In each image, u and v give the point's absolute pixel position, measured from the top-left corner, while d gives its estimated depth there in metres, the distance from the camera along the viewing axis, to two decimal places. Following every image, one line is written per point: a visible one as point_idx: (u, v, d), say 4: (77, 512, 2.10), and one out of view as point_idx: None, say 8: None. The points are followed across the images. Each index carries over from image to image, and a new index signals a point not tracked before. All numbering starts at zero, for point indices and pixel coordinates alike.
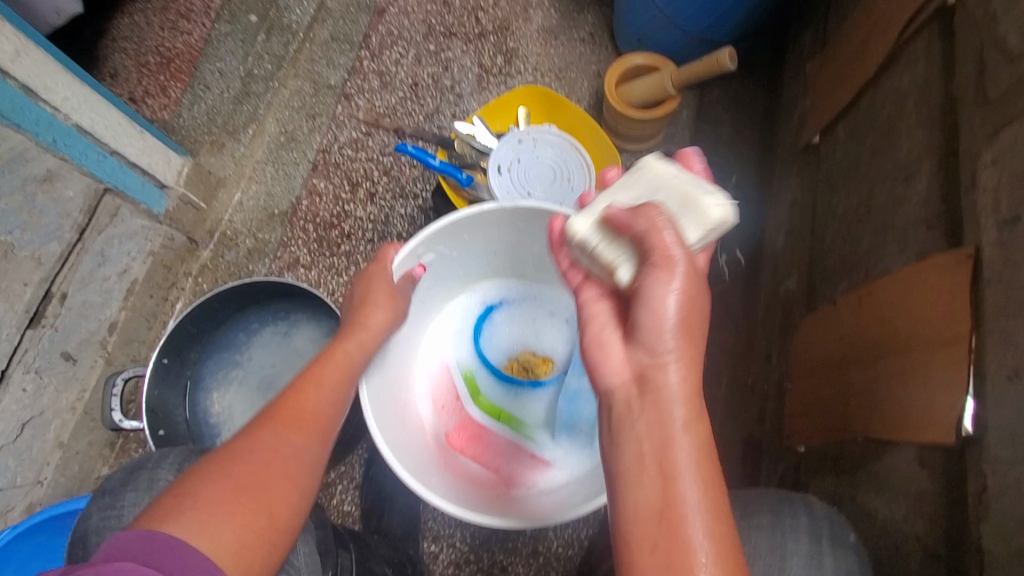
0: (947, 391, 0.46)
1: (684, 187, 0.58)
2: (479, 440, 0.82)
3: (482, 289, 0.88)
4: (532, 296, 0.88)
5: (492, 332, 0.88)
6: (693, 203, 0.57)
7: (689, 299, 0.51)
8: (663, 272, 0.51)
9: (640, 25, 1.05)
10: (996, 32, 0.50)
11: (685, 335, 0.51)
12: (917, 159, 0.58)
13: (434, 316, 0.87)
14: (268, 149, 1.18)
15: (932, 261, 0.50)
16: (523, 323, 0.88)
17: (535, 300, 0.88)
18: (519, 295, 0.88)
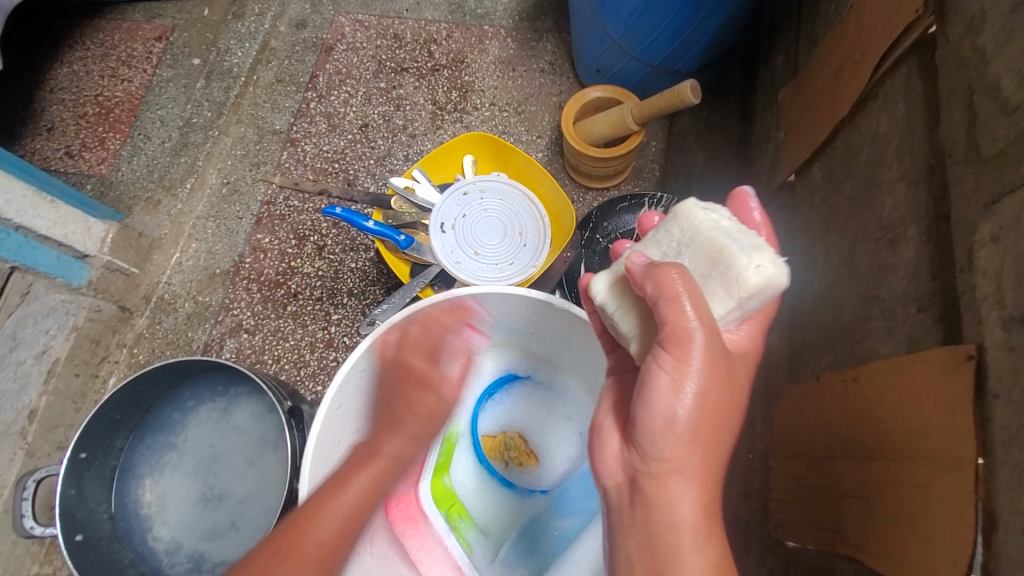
0: (954, 527, 0.37)
1: (723, 239, 0.47)
2: (415, 526, 0.68)
3: (501, 357, 0.77)
4: (558, 391, 0.75)
5: (498, 405, 0.76)
6: (726, 267, 0.46)
7: (707, 396, 0.43)
8: (669, 358, 0.43)
9: (598, 56, 0.97)
10: (987, 75, 0.42)
11: (700, 436, 0.43)
12: (902, 220, 0.49)
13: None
14: (209, 203, 1.10)
15: (925, 356, 0.42)
16: (534, 409, 0.75)
17: (561, 396, 0.75)
18: (546, 383, 0.76)
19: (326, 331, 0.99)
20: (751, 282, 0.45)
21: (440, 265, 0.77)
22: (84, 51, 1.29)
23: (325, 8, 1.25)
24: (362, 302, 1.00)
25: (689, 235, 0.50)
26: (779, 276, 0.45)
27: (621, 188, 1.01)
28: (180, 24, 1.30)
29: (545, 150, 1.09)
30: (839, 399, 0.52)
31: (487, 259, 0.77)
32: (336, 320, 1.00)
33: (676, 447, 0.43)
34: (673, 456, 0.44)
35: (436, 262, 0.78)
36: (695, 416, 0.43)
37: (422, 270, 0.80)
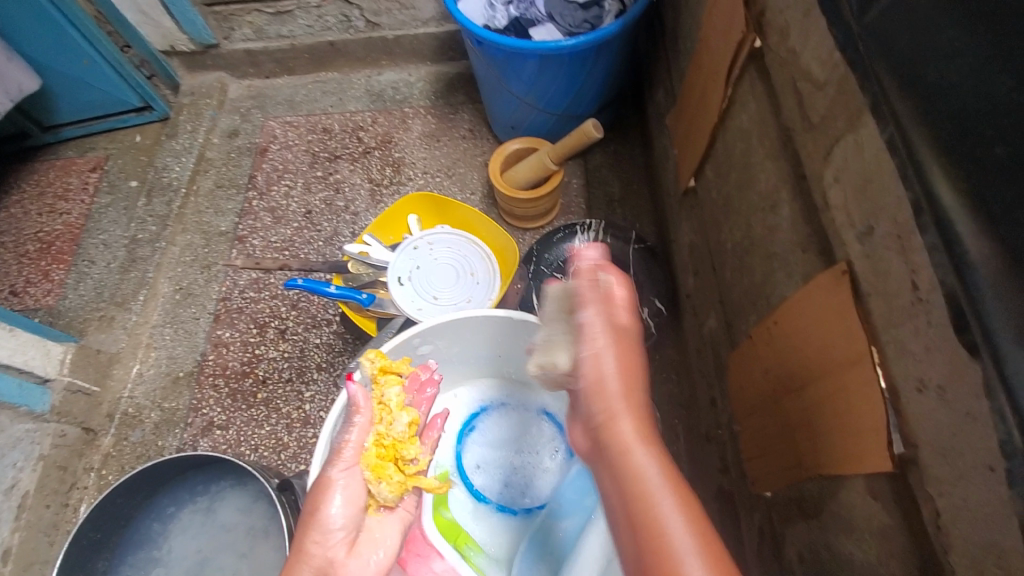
0: (872, 409, 0.44)
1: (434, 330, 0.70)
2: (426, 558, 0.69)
3: (476, 387, 0.81)
4: (530, 412, 0.79)
5: (485, 433, 0.78)
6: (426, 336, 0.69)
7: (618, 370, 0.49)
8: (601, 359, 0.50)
9: (510, 114, 1.09)
10: (801, 64, 0.54)
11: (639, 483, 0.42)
12: (776, 187, 0.60)
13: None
14: (164, 310, 1.12)
15: (816, 283, 0.51)
16: (517, 428, 0.78)
17: (534, 412, 0.79)
18: (520, 401, 0.80)
19: (301, 410, 1.00)
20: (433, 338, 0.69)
21: (404, 315, 0.83)
22: (16, 192, 1.32)
23: (254, 117, 1.35)
24: (333, 375, 1.02)
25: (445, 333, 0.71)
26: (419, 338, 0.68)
27: (554, 224, 1.12)
28: (114, 152, 1.36)
29: (480, 204, 1.19)
30: (774, 340, 0.60)
31: (447, 301, 0.84)
32: (309, 397, 1.01)
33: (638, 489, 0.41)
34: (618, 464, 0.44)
35: (400, 312, 0.83)
36: (643, 422, 0.46)
37: (387, 321, 0.85)
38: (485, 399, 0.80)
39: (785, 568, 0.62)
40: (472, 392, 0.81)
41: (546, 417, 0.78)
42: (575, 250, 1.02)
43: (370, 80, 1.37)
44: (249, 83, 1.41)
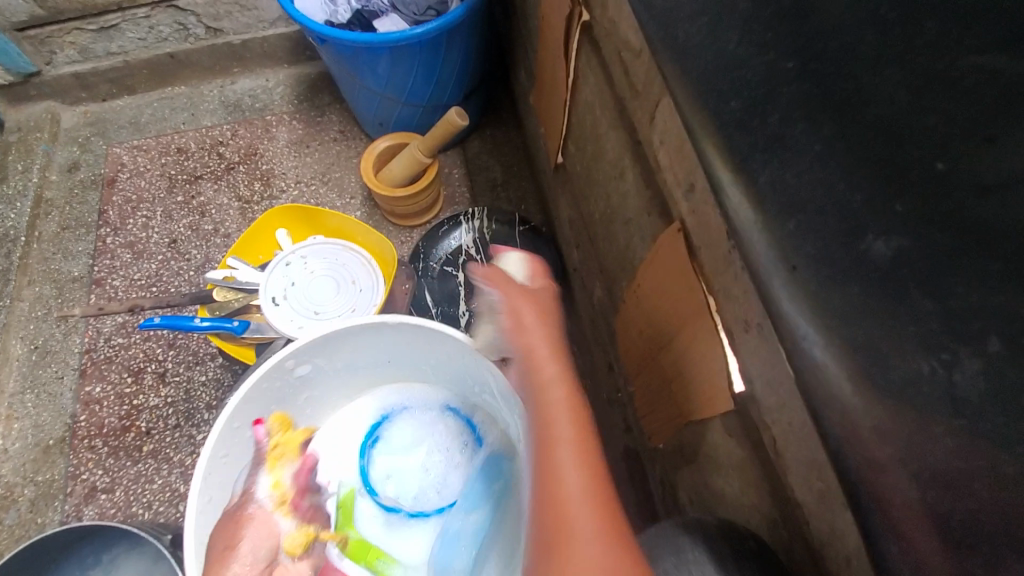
0: (716, 352, 0.47)
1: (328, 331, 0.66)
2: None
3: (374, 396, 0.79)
4: (433, 411, 0.78)
5: (390, 440, 0.76)
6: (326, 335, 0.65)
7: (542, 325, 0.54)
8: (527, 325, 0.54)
9: (375, 111, 1.06)
10: (621, 36, 0.56)
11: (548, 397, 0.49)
12: (621, 155, 0.62)
13: (322, 418, 0.77)
14: (20, 375, 1.00)
15: (662, 242, 0.53)
16: (422, 428, 0.77)
17: (438, 410, 0.78)
18: (422, 401, 0.78)
19: (195, 455, 0.93)
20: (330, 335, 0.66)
21: (283, 337, 0.78)
22: None
23: (94, 145, 1.22)
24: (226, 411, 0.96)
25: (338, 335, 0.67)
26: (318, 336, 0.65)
27: (440, 217, 1.10)
28: None
29: (362, 207, 1.14)
30: (642, 300, 0.63)
31: (329, 314, 0.80)
32: (202, 439, 0.94)
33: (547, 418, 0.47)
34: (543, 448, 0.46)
35: (279, 334, 0.78)
36: (570, 383, 0.50)
37: (267, 347, 0.80)
38: (385, 407, 0.78)
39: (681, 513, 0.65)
40: (371, 403, 0.78)
41: (447, 411, 0.77)
42: (463, 240, 1.01)
43: (224, 90, 1.27)
44: (84, 108, 1.26)
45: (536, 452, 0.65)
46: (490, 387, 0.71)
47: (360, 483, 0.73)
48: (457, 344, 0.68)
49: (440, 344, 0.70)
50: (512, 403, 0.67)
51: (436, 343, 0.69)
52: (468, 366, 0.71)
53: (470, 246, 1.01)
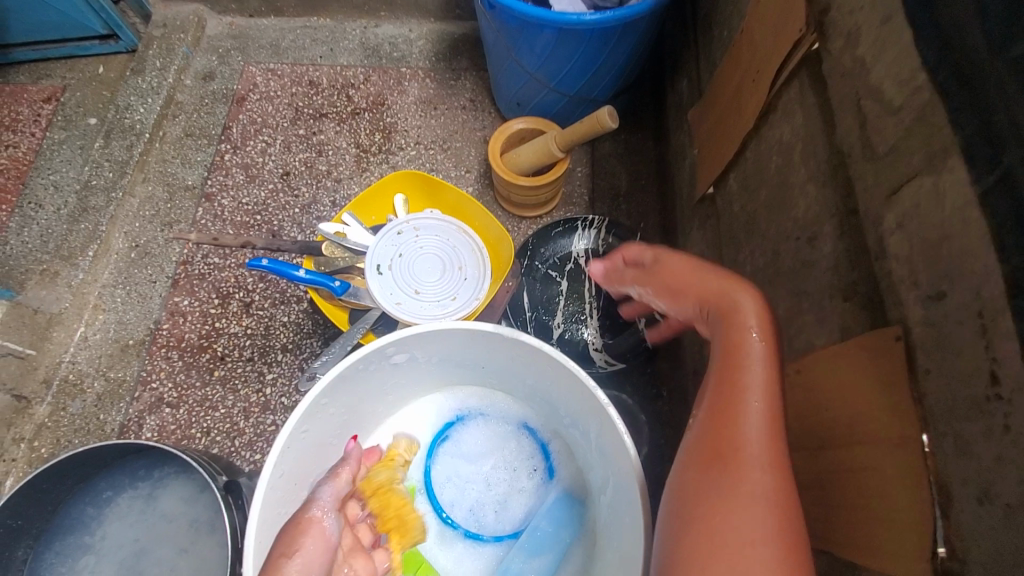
0: (910, 503, 0.38)
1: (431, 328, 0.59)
2: None
3: (453, 394, 0.73)
4: (511, 426, 0.71)
5: (461, 447, 0.70)
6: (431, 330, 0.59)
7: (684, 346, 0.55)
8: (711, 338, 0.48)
9: (517, 89, 0.99)
10: (870, 80, 0.46)
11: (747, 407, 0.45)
12: (816, 217, 0.53)
13: (393, 409, 0.71)
14: (116, 269, 1.02)
15: (858, 341, 0.44)
16: (495, 442, 0.71)
17: (516, 426, 0.71)
18: (501, 413, 0.72)
19: (261, 393, 0.92)
20: (434, 331, 0.59)
21: (380, 309, 0.74)
22: None
23: (233, 59, 1.22)
24: (298, 358, 0.94)
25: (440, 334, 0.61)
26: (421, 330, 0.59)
27: (553, 216, 1.03)
28: (72, 83, 1.22)
29: (475, 184, 1.09)
30: (789, 387, 0.54)
31: (430, 297, 0.75)
32: (271, 379, 0.93)
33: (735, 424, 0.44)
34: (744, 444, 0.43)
35: (375, 304, 0.75)
36: None
37: (361, 314, 0.77)
38: (461, 408, 0.72)
39: None
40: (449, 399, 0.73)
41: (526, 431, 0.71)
42: (575, 247, 0.94)
43: (367, 32, 1.24)
44: (230, 20, 1.27)
45: (627, 521, 0.57)
46: (586, 427, 0.64)
47: (422, 483, 0.69)
48: (565, 376, 0.60)
49: (544, 368, 0.62)
50: (612, 459, 0.60)
51: (541, 366, 0.62)
52: (567, 398, 0.64)
53: (581, 255, 0.94)
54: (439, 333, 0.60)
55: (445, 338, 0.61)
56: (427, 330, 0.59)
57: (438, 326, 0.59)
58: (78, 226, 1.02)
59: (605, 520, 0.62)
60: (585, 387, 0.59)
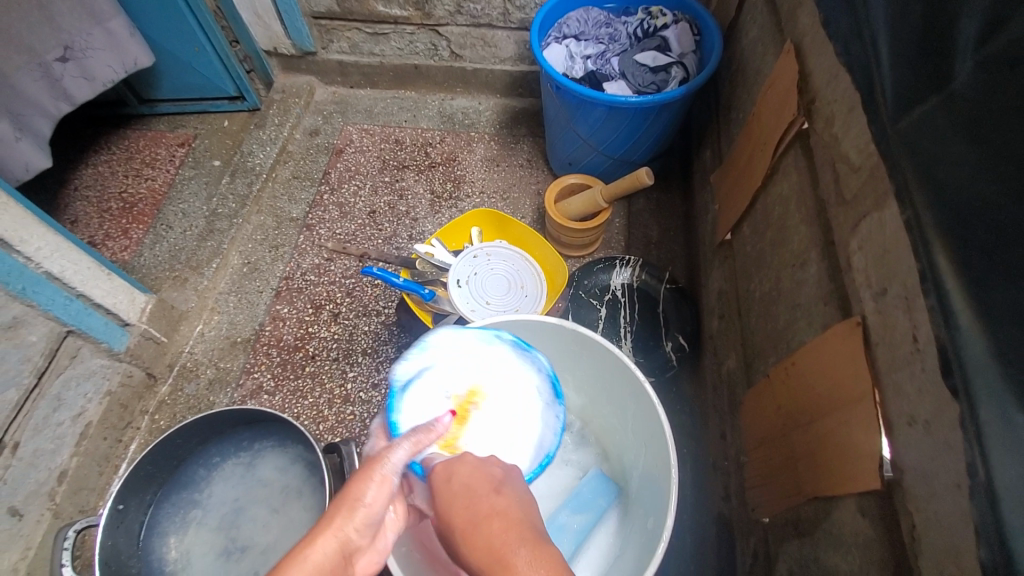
0: (867, 437, 0.53)
1: (514, 319, 0.77)
2: None
3: None
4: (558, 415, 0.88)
5: None
6: (513, 321, 0.78)
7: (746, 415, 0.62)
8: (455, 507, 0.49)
9: (571, 151, 1.21)
10: (841, 149, 0.65)
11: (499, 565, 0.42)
12: (806, 248, 0.70)
13: None
14: (231, 280, 1.24)
15: (834, 331, 0.60)
16: None
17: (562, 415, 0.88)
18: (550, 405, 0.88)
19: (343, 386, 1.10)
20: (515, 321, 0.78)
21: (458, 313, 0.93)
22: (108, 154, 1.46)
23: (335, 120, 1.49)
24: (376, 360, 1.12)
25: (518, 325, 0.79)
26: (505, 320, 0.77)
27: (594, 256, 1.22)
28: (202, 132, 1.50)
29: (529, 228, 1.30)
30: (787, 379, 0.69)
31: (498, 307, 0.93)
32: (352, 376, 1.11)
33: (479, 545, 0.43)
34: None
35: (454, 311, 0.93)
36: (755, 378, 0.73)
37: (443, 317, 0.97)
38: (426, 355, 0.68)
39: None
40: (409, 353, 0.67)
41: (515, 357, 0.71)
42: (612, 281, 1.11)
43: (444, 103, 1.51)
44: (334, 90, 1.55)
45: (658, 481, 0.71)
46: (625, 412, 0.79)
47: None
48: (612, 366, 0.77)
49: (595, 361, 0.80)
50: (645, 432, 0.75)
51: (593, 358, 0.79)
52: (610, 387, 0.80)
53: (617, 288, 1.10)
54: (517, 324, 0.78)
55: (520, 329, 0.79)
56: (511, 321, 0.78)
57: (519, 318, 0.77)
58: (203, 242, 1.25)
59: (638, 487, 0.77)
60: (627, 372, 0.75)
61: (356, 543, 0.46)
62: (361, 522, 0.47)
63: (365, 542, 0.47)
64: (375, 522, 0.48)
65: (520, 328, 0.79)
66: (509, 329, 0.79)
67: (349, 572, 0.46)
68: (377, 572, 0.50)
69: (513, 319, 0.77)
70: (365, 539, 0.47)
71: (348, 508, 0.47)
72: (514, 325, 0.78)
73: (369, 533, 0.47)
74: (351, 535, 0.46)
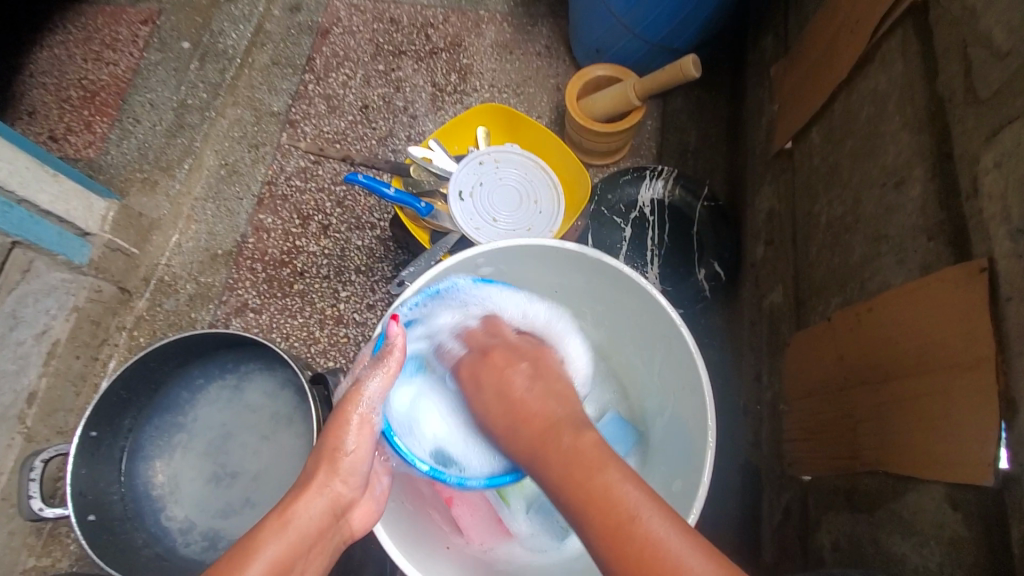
0: (976, 418, 0.42)
1: (524, 243, 0.63)
2: None
3: None
4: None
5: None
6: (524, 246, 0.64)
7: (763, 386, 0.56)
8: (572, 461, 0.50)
9: (600, 34, 1.00)
10: (983, 25, 0.47)
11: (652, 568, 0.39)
12: (906, 162, 0.55)
13: None
14: (207, 185, 1.09)
15: (941, 275, 0.47)
16: None
17: None
18: None
19: (335, 308, 0.99)
20: (526, 246, 0.64)
21: (459, 232, 0.79)
22: (64, 32, 1.19)
23: None
24: (370, 280, 1.01)
25: (530, 251, 0.65)
26: (514, 245, 0.63)
27: (620, 165, 1.05)
28: None
29: None
30: (855, 325, 0.57)
31: (507, 225, 0.80)
32: (344, 297, 1.00)
33: (585, 492, 0.43)
34: (592, 511, 0.43)
35: (455, 228, 0.80)
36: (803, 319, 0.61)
37: (441, 236, 0.83)
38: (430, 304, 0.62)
39: (813, 551, 0.61)
40: (408, 299, 0.60)
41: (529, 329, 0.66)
42: (640, 196, 0.94)
43: None
44: None
45: (686, 435, 0.62)
46: (651, 355, 0.68)
47: None
48: (640, 303, 0.65)
49: (618, 296, 0.67)
50: (675, 379, 0.64)
51: (618, 292, 0.67)
52: (635, 326, 0.68)
53: (646, 205, 0.94)
54: (528, 250, 0.65)
55: (532, 255, 0.65)
56: (521, 246, 0.64)
57: (530, 243, 0.63)
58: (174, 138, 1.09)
59: (660, 437, 0.67)
60: (659, 313, 0.63)
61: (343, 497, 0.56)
62: (343, 476, 0.56)
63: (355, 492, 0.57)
64: (362, 466, 0.57)
65: (532, 254, 0.65)
66: (518, 254, 0.65)
67: (344, 518, 0.56)
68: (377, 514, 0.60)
69: (522, 244, 0.63)
70: (355, 487, 0.57)
71: (329, 465, 0.55)
72: (525, 250, 0.64)
73: (358, 479, 0.57)
74: (339, 488, 0.56)
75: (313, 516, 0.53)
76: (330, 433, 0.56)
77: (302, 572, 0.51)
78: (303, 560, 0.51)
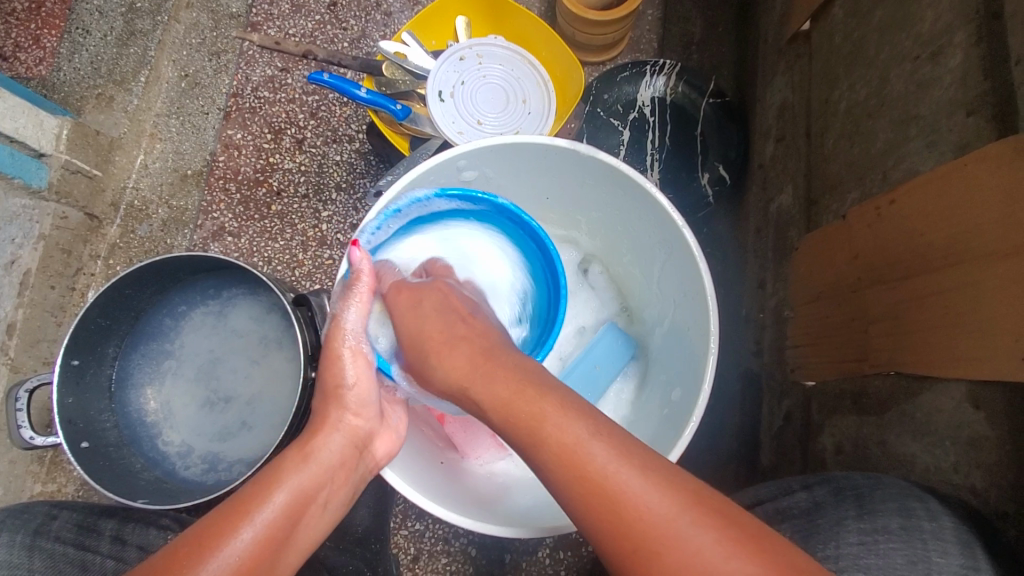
0: (1016, 308, 0.38)
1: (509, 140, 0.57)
2: None
3: None
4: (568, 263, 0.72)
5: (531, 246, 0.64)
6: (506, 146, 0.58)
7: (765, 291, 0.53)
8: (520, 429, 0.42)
9: None
10: None
11: (598, 491, 0.37)
12: (946, 28, 0.48)
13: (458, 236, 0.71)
14: (169, 98, 0.99)
15: (980, 155, 0.41)
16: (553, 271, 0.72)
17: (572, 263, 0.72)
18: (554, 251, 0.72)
19: (317, 229, 0.94)
20: (512, 144, 0.57)
21: (442, 138, 0.72)
22: None
23: None
24: (351, 197, 0.95)
25: (512, 148, 0.58)
26: (491, 142, 0.57)
27: (616, 63, 0.96)
28: None
29: None
30: (877, 221, 0.52)
31: (493, 128, 0.73)
32: (326, 217, 0.95)
33: (522, 416, 0.41)
34: (525, 440, 0.41)
35: (437, 133, 0.73)
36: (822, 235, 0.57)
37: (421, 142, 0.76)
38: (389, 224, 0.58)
39: (812, 455, 0.61)
40: (368, 224, 0.56)
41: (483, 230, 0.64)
42: (639, 95, 0.85)
43: None
44: None
45: (686, 343, 0.60)
46: (650, 262, 0.64)
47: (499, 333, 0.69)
48: (637, 205, 0.60)
49: (614, 199, 0.62)
50: (676, 286, 0.61)
51: (615, 194, 0.61)
52: (634, 231, 0.64)
53: (646, 104, 0.85)
54: (509, 148, 0.58)
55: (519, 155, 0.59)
56: (500, 144, 0.57)
57: (509, 140, 0.57)
58: (127, 47, 0.95)
59: (660, 347, 0.65)
60: (660, 214, 0.57)
61: (360, 429, 0.53)
62: (354, 408, 0.54)
63: (371, 424, 0.55)
64: (369, 394, 0.54)
65: (514, 152, 0.59)
66: (497, 156, 0.59)
67: (367, 452, 0.54)
68: (400, 442, 0.58)
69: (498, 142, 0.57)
70: (369, 416, 0.55)
71: (336, 401, 0.53)
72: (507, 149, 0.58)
73: (370, 409, 0.55)
74: (353, 422, 0.53)
75: (325, 463, 0.51)
76: (325, 371, 0.54)
77: (325, 503, 0.49)
78: (325, 492, 0.49)
